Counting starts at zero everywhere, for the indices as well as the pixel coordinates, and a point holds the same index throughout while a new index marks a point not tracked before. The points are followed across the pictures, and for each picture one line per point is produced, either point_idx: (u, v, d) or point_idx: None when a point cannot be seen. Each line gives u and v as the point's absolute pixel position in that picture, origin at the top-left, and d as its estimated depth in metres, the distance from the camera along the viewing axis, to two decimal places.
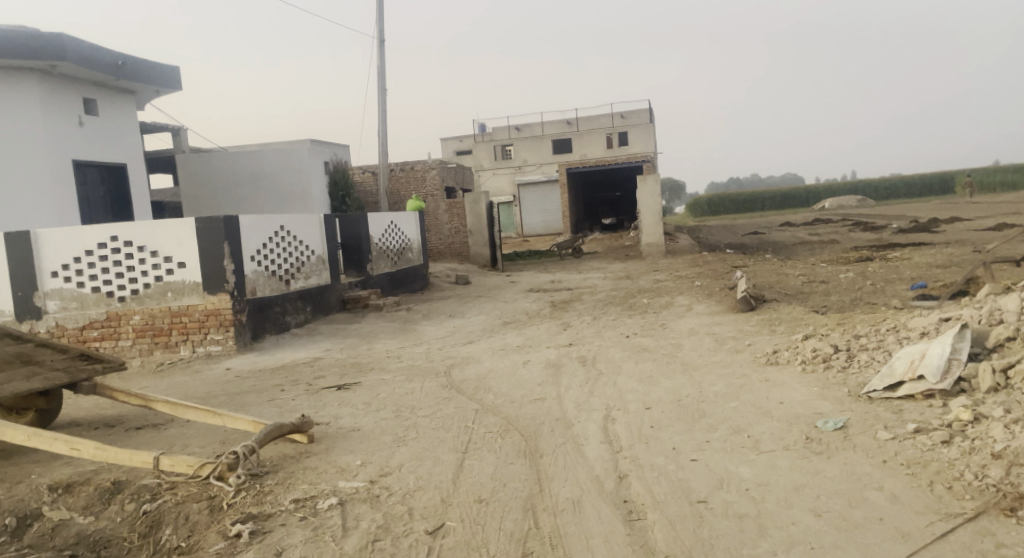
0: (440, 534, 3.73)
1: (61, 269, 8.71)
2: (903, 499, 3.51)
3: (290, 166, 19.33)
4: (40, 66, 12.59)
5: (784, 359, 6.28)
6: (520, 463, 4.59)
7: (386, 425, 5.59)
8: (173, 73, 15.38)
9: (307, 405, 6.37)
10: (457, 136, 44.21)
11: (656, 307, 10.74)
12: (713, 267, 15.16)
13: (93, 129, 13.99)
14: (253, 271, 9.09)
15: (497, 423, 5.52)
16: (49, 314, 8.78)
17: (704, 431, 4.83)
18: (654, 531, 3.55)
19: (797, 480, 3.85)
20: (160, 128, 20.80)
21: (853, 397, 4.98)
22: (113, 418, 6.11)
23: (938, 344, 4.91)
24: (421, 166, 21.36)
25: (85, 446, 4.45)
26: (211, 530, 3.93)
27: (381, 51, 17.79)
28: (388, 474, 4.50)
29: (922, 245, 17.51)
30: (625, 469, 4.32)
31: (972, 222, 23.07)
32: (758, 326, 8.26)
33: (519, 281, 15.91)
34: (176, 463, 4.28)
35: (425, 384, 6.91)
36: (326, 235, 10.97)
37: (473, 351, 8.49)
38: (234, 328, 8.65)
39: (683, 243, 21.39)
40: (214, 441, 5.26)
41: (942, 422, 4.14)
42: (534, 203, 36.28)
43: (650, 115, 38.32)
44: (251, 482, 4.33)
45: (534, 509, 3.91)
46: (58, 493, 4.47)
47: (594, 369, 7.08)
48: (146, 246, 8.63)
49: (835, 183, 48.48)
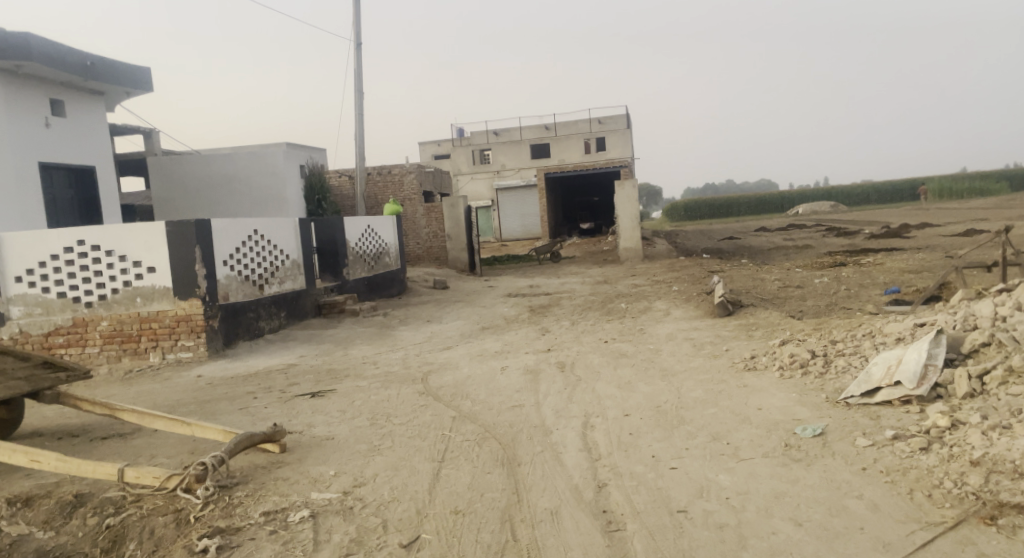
0: (416, 547, 3.64)
1: (25, 274, 8.48)
2: (883, 508, 3.48)
3: (266, 168, 19.04)
4: (6, 65, 12.27)
5: (762, 365, 6.26)
6: (497, 473, 4.51)
7: (360, 433, 5.48)
8: (143, 74, 15.10)
9: (280, 413, 6.22)
10: (435, 141, 44.07)
11: (635, 312, 10.71)
12: (691, 271, 15.25)
13: (59, 130, 13.69)
14: (225, 276, 8.91)
15: (474, 430, 5.44)
16: (13, 321, 8.55)
17: (683, 438, 4.79)
18: (633, 543, 3.49)
19: (777, 489, 3.81)
20: (131, 131, 20.44)
21: (831, 403, 4.96)
22: (78, 427, 5.93)
23: (914, 350, 4.92)
24: (399, 170, 21.21)
25: (47, 458, 4.30)
26: (176, 544, 3.80)
27: (357, 54, 17.64)
28: (362, 485, 4.39)
29: (894, 250, 17.67)
30: (604, 478, 4.26)
31: (942, 228, 23.41)
32: (735, 331, 8.26)
33: (497, 286, 15.78)
34: (141, 474, 4.14)
35: (402, 392, 6.79)
36: (302, 239, 10.81)
37: (450, 357, 8.39)
38: (205, 334, 8.47)
39: (661, 248, 21.46)
40: (182, 452, 5.11)
41: (919, 429, 4.13)
42: (512, 208, 36.30)
43: (628, 121, 38.56)
44: (220, 494, 4.19)
45: (511, 521, 3.83)
46: (18, 508, 4.30)
47: (573, 374, 7.03)
48: (115, 250, 8.42)
49: (809, 189, 49.08)
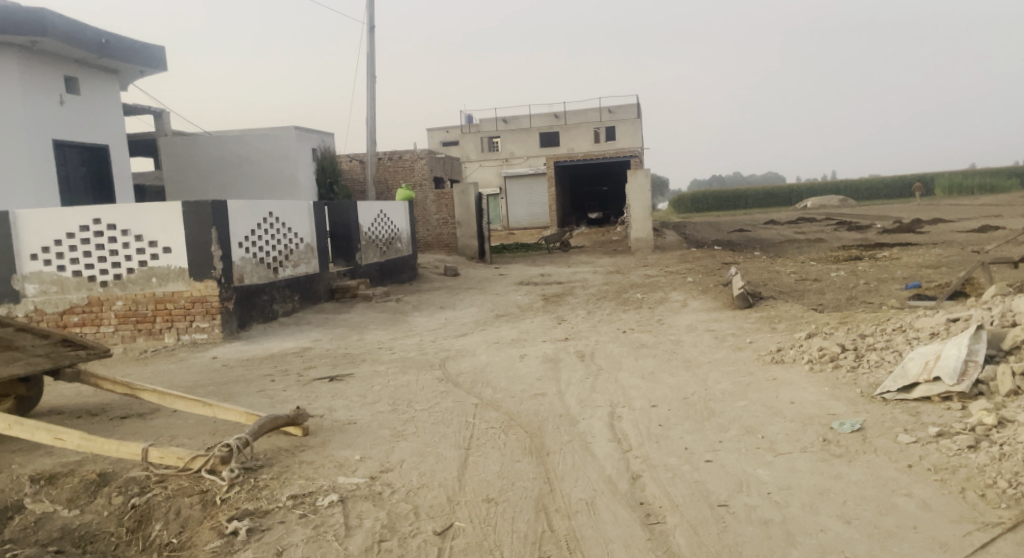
0: (450, 535, 3.56)
1: (40, 252, 8.39)
2: (935, 507, 3.39)
3: (277, 151, 18.97)
4: (20, 41, 12.12)
5: (790, 357, 6.14)
6: (526, 461, 4.42)
7: (383, 418, 5.40)
8: (157, 52, 14.96)
9: (299, 396, 6.15)
10: (443, 127, 44.03)
11: (651, 303, 10.58)
12: (704, 263, 15.15)
13: (74, 108, 13.59)
14: (240, 258, 8.82)
15: (498, 418, 5.35)
16: (28, 298, 8.46)
17: (715, 431, 4.68)
18: (675, 536, 3.41)
19: (820, 484, 3.71)
20: (142, 110, 20.33)
21: (867, 399, 4.86)
22: (96, 406, 5.87)
23: (953, 346, 4.80)
24: (409, 156, 21.11)
25: (70, 436, 4.21)
26: (203, 526, 3.72)
27: (370, 37, 17.48)
28: (389, 471, 4.31)
29: (910, 246, 17.41)
30: (638, 469, 4.18)
31: (956, 224, 23.18)
32: (757, 323, 8.15)
33: (509, 274, 15.64)
34: (165, 455, 4.05)
35: (420, 378, 6.70)
36: (315, 223, 10.71)
37: (467, 344, 8.28)
38: (220, 316, 8.40)
39: (671, 239, 21.34)
40: (204, 433, 5.03)
41: (964, 426, 4.03)
42: (520, 196, 35.97)
43: (637, 110, 38.56)
44: (245, 476, 4.11)
45: (546, 511, 3.74)
46: (41, 485, 4.24)
47: (593, 364, 6.93)
48: (131, 230, 8.35)
49: (818, 182, 48.83)
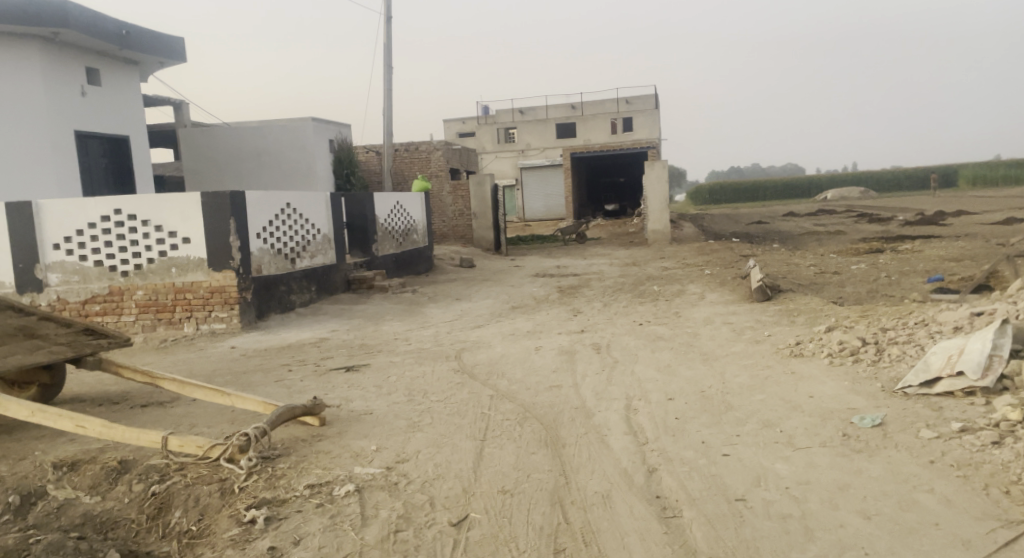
0: (465, 526, 3.56)
1: (63, 242, 8.48)
2: (957, 503, 3.34)
3: (295, 142, 19.02)
4: (42, 33, 12.24)
5: (809, 351, 6.07)
6: (542, 453, 4.41)
7: (399, 409, 5.41)
8: (177, 43, 15.03)
9: (316, 386, 6.17)
10: (459, 118, 44.02)
11: (668, 295, 10.52)
12: (722, 255, 15.02)
13: (95, 99, 13.70)
14: (258, 249, 8.87)
15: (513, 410, 5.34)
16: (50, 287, 8.55)
17: (733, 425, 4.64)
18: (692, 530, 3.39)
19: (840, 479, 3.67)
20: (161, 102, 20.49)
21: (888, 393, 4.80)
22: (117, 394, 5.93)
23: (977, 339, 4.71)
24: (426, 147, 21.14)
25: (91, 423, 4.25)
26: (222, 514, 3.75)
27: (387, 27, 17.46)
28: (405, 461, 4.31)
29: (931, 238, 17.16)
30: (655, 462, 4.15)
31: (980, 216, 22.79)
32: (775, 316, 8.07)
33: (524, 266, 15.59)
34: (185, 443, 4.10)
35: (436, 368, 6.71)
36: (332, 214, 10.74)
37: (482, 336, 8.28)
38: (238, 306, 8.46)
39: (687, 231, 21.17)
40: (223, 422, 5.07)
41: (988, 421, 3.96)
42: (536, 189, 35.58)
43: (655, 101, 38.32)
44: (263, 466, 4.13)
45: (562, 503, 3.73)
46: (64, 472, 4.28)
47: (609, 356, 6.90)
48: (151, 220, 8.41)
49: (838, 173, 48.24)
